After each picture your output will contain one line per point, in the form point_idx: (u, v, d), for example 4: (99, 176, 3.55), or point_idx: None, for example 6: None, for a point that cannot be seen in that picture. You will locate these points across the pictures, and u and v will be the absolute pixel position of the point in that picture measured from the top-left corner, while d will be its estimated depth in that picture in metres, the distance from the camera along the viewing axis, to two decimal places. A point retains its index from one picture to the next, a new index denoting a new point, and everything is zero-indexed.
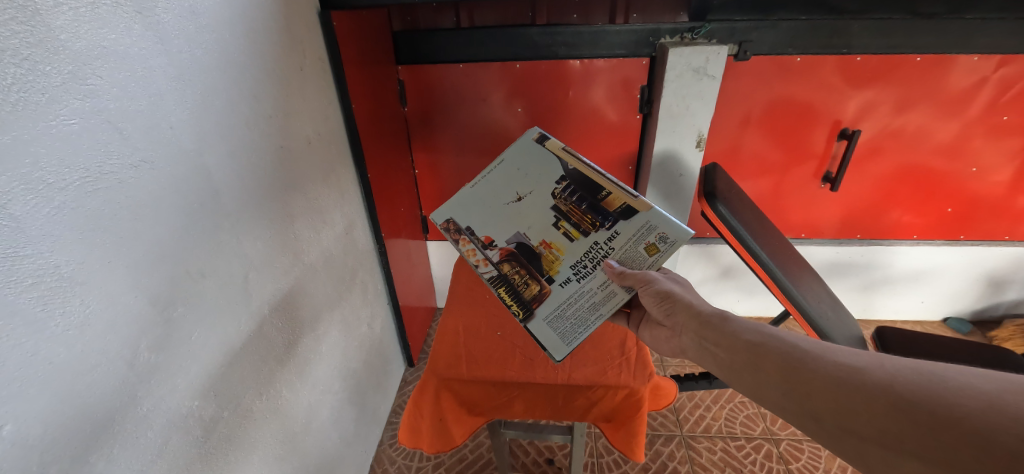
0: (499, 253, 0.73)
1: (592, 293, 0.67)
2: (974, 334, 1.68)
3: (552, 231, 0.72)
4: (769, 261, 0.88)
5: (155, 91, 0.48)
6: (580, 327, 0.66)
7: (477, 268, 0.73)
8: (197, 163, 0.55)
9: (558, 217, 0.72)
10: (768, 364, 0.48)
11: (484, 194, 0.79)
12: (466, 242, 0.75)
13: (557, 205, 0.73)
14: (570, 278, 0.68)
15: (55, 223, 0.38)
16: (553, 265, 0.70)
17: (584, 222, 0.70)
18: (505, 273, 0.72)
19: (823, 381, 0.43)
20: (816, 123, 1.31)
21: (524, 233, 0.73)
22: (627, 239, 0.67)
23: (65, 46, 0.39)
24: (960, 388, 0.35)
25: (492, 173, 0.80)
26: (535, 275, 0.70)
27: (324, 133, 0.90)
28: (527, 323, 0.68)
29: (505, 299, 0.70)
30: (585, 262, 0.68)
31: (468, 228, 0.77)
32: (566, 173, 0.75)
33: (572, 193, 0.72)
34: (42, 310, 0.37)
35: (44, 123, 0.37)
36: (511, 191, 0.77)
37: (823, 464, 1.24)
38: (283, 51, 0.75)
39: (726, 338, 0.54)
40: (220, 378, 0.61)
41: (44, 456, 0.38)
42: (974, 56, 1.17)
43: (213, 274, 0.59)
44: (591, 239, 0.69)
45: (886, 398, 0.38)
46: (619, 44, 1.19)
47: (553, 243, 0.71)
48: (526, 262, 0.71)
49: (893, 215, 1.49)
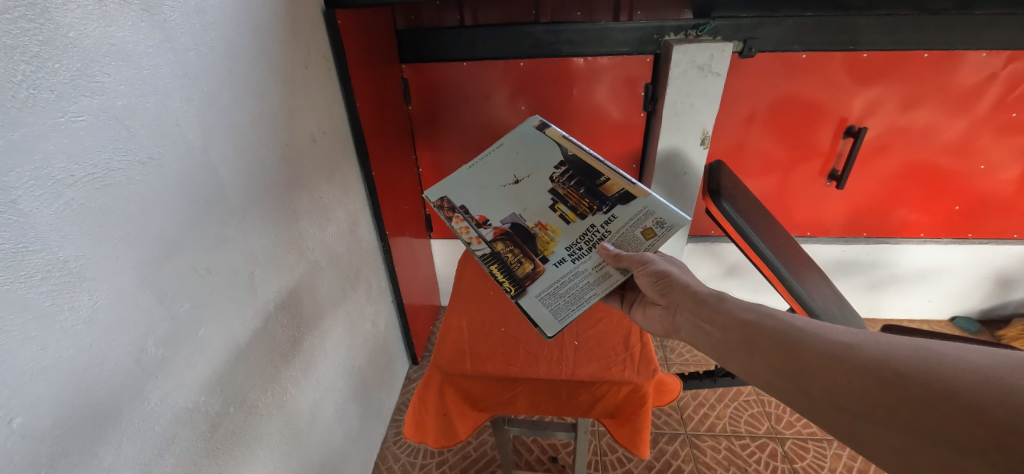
0: (493, 232, 0.71)
1: (587, 273, 0.66)
2: (982, 333, 1.66)
3: (548, 213, 0.72)
4: (774, 258, 0.88)
5: (162, 88, 0.49)
6: (576, 303, 0.63)
7: (470, 245, 0.71)
8: (203, 159, 0.55)
9: (555, 200, 0.74)
10: (761, 341, 0.48)
11: (480, 178, 0.79)
12: (460, 220, 0.74)
13: (555, 188, 0.75)
14: (564, 258, 0.68)
15: (63, 218, 0.38)
16: (549, 246, 0.69)
17: (581, 205, 0.73)
18: (498, 251, 0.70)
19: (815, 359, 0.43)
20: (822, 121, 1.30)
21: (520, 214, 0.73)
22: (625, 222, 0.69)
23: (73, 44, 0.39)
24: (954, 363, 0.35)
25: (489, 157, 0.82)
26: (528, 254, 0.69)
27: (329, 131, 0.90)
28: (521, 300, 0.64)
29: (498, 275, 0.67)
30: (581, 243, 0.69)
31: (462, 207, 0.76)
32: (565, 158, 0.78)
33: (570, 178, 0.75)
34: (51, 304, 0.38)
35: (53, 119, 0.37)
36: (508, 174, 0.78)
37: (829, 464, 1.23)
38: (289, 49, 0.75)
39: (720, 317, 0.54)
40: (226, 373, 0.62)
41: (53, 449, 0.39)
42: (983, 52, 1.16)
43: (218, 269, 0.59)
44: (588, 222, 0.71)
45: (877, 373, 0.38)
46: (622, 41, 1.19)
47: (549, 225, 0.71)
48: (521, 242, 0.70)
49: (900, 213, 1.47)
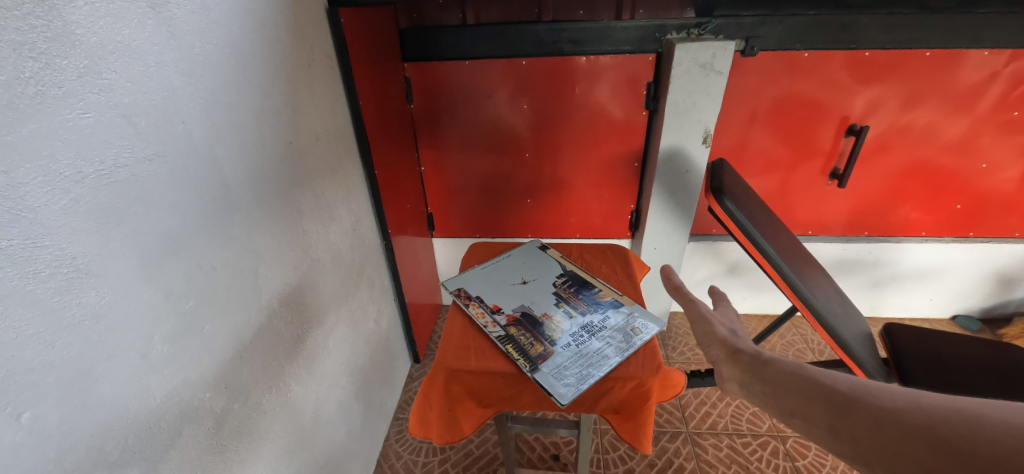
0: (507, 317, 0.79)
1: (592, 355, 0.71)
2: (983, 331, 1.66)
3: (552, 307, 0.82)
4: (778, 258, 0.87)
5: (168, 85, 0.49)
6: (587, 378, 0.67)
7: (485, 327, 0.77)
8: (208, 157, 0.55)
9: (558, 300, 0.84)
10: (784, 384, 0.46)
11: (493, 276, 0.91)
12: (476, 306, 0.82)
13: (557, 291, 0.86)
14: (569, 342, 0.74)
15: (71, 214, 0.38)
16: (555, 332, 0.76)
17: (579, 304, 0.82)
18: (512, 333, 0.75)
19: (829, 400, 0.39)
20: (824, 119, 1.30)
21: (529, 305, 0.82)
22: (617, 319, 0.78)
23: (81, 41, 0.39)
24: (956, 409, 0.31)
25: (500, 263, 0.97)
26: (538, 337, 0.75)
27: (332, 129, 0.90)
28: (535, 374, 0.67)
29: (512, 354, 0.71)
30: (582, 331, 0.76)
31: (478, 297, 0.85)
32: (564, 271, 0.92)
33: (569, 285, 0.88)
34: (59, 300, 0.38)
35: (60, 115, 0.37)
36: (517, 275, 0.91)
37: (831, 461, 1.23)
38: (293, 47, 0.76)
39: (758, 366, 0.51)
40: (231, 370, 0.62)
41: (61, 444, 0.39)
42: (984, 51, 1.16)
43: (223, 266, 0.59)
44: (587, 318, 0.79)
45: (878, 413, 0.35)
46: (624, 40, 1.19)
47: (553, 316, 0.80)
48: (532, 327, 0.77)
49: (902, 211, 1.47)
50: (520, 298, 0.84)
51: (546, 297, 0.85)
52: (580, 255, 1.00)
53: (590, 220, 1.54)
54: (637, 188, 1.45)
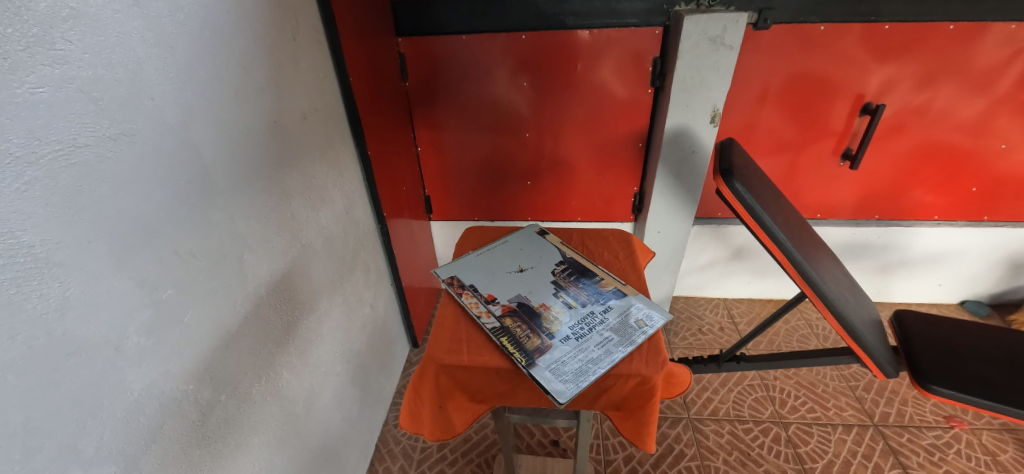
0: (502, 308, 0.77)
1: (592, 350, 0.68)
2: (992, 317, 1.64)
3: (551, 297, 0.79)
4: (786, 241, 0.81)
5: (134, 58, 0.45)
6: (587, 374, 0.64)
7: (480, 318, 0.74)
8: (183, 137, 0.52)
9: (557, 289, 0.81)
10: None
11: (488, 262, 0.88)
12: (469, 296, 0.79)
13: (556, 279, 0.83)
14: (568, 336, 0.71)
15: (24, 199, 0.35)
16: (552, 324, 0.73)
17: (579, 294, 0.80)
18: (508, 325, 0.73)
19: None
20: (838, 98, 1.24)
21: (525, 295, 0.79)
22: (619, 311, 0.76)
23: (28, 7, 0.35)
24: None
25: (496, 249, 0.93)
26: (535, 329, 0.72)
27: (321, 108, 0.86)
28: (532, 369, 0.65)
29: (508, 347, 0.69)
30: (582, 325, 0.73)
31: (472, 285, 0.82)
32: (564, 259, 0.89)
33: (569, 274, 0.85)
34: (16, 292, 0.35)
35: (9, 89, 0.34)
36: (514, 263, 0.88)
37: (832, 447, 1.22)
38: (274, 18, 0.70)
39: None
40: (215, 362, 0.59)
41: (26, 444, 0.37)
42: (1012, 24, 1.09)
43: (204, 254, 0.56)
44: (588, 309, 0.76)
45: None
46: (630, 12, 1.12)
47: (551, 306, 0.77)
48: (528, 318, 0.74)
49: (915, 194, 1.43)
50: (518, 286, 0.81)
51: (544, 286, 0.82)
52: (581, 241, 0.97)
53: (591, 203, 1.51)
54: (639, 169, 1.41)
